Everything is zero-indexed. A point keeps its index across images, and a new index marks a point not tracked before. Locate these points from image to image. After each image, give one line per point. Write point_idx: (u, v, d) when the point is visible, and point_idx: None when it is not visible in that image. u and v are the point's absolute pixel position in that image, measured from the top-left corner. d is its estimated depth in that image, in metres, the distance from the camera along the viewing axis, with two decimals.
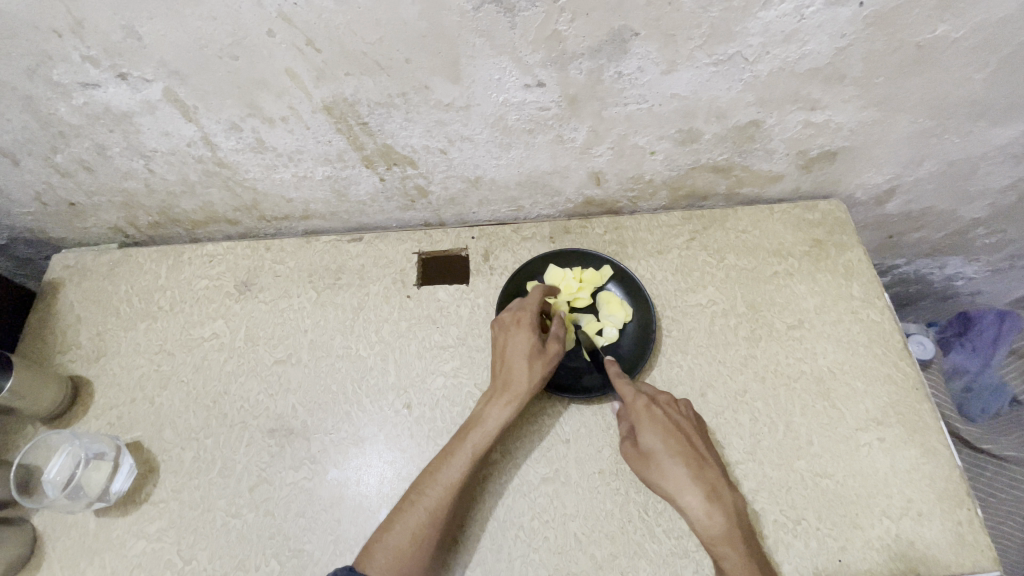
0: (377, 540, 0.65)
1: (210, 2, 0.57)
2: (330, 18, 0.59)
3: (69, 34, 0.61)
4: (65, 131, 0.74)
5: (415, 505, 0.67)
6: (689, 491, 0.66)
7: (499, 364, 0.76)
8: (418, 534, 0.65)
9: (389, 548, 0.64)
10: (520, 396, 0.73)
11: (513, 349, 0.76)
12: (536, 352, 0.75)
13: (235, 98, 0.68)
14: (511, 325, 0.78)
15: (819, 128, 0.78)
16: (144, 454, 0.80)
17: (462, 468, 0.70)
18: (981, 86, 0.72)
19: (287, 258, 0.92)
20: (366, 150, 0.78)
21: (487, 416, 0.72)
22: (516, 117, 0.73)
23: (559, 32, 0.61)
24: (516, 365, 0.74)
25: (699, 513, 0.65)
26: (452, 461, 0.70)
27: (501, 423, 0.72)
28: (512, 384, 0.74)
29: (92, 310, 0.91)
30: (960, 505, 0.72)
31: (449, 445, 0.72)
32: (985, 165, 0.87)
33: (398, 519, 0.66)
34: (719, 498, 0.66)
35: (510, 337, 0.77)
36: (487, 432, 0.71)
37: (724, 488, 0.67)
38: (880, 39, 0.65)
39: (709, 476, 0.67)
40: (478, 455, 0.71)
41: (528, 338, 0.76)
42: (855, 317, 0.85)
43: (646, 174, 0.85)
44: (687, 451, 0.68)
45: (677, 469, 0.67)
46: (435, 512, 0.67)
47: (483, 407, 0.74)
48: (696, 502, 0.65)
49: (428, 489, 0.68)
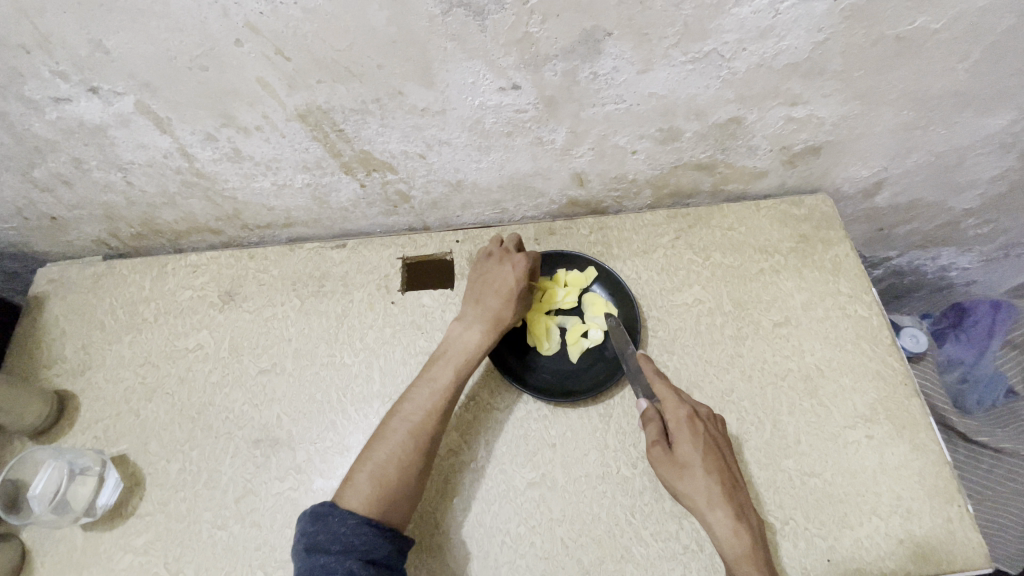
0: (360, 469, 0.67)
1: (176, 14, 0.57)
2: (298, 27, 0.59)
3: (37, 49, 0.60)
4: (41, 146, 0.73)
5: (398, 430, 0.70)
6: (720, 508, 0.66)
7: (483, 293, 0.79)
8: (405, 459, 0.68)
9: (373, 476, 0.66)
10: (502, 326, 0.77)
11: (499, 281, 0.79)
12: (522, 289, 0.80)
13: (208, 108, 0.68)
14: (501, 260, 0.82)
15: (801, 123, 0.77)
16: (131, 467, 0.79)
17: (444, 392, 0.73)
18: (963, 76, 0.71)
19: (270, 267, 0.92)
20: (344, 157, 0.77)
21: (470, 340, 0.76)
22: (493, 120, 0.72)
23: (531, 34, 0.61)
24: (500, 296, 0.79)
25: (725, 529, 0.65)
26: (436, 385, 0.73)
27: (482, 348, 0.76)
28: (494, 312, 0.78)
29: (77, 324, 0.91)
30: (951, 501, 0.72)
31: (433, 368, 0.75)
32: (972, 156, 0.86)
33: (384, 446, 0.69)
34: (744, 516, 0.67)
35: (499, 271, 0.80)
36: (469, 356, 0.75)
37: (747, 506, 0.68)
38: (858, 32, 0.64)
39: (736, 494, 0.68)
40: (459, 378, 0.74)
41: (517, 274, 0.80)
42: (843, 313, 0.84)
43: (629, 174, 0.85)
44: (722, 470, 0.68)
45: (709, 484, 0.67)
46: (418, 434, 0.70)
47: (465, 332, 0.77)
48: (723, 517, 0.66)
49: (412, 413, 0.71)
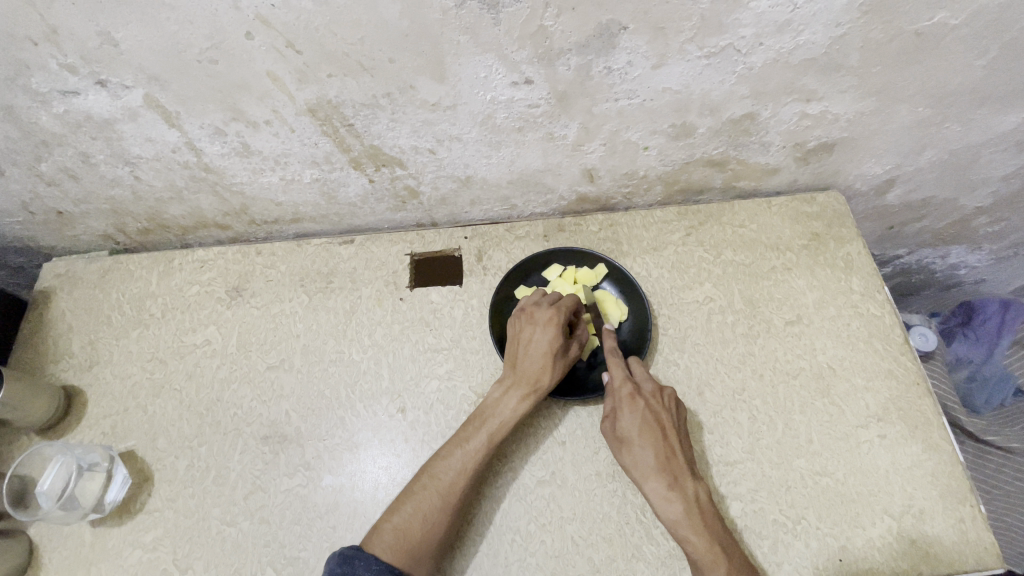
0: (386, 519, 0.66)
1: (186, 6, 0.56)
2: (310, 19, 0.58)
3: (45, 41, 0.59)
4: (48, 140, 0.73)
5: (427, 487, 0.68)
6: (654, 478, 0.67)
7: (520, 354, 0.75)
8: (429, 517, 0.66)
9: (397, 528, 0.65)
10: (538, 393, 0.73)
11: (537, 344, 0.75)
12: (560, 353, 0.75)
13: (217, 102, 0.67)
14: (539, 319, 0.76)
15: (815, 119, 0.76)
16: (138, 464, 0.79)
17: (476, 456, 0.70)
18: (982, 72, 0.70)
19: (278, 263, 0.91)
20: (353, 152, 0.77)
21: (505, 405, 0.73)
22: (505, 115, 0.71)
23: (545, 28, 0.60)
24: (537, 360, 0.74)
25: (659, 498, 0.66)
26: (468, 447, 0.70)
27: (517, 417, 0.72)
28: (532, 377, 0.74)
29: (84, 319, 0.90)
30: (964, 502, 0.71)
31: (465, 429, 0.72)
32: (987, 153, 0.85)
33: (410, 500, 0.67)
34: (681, 486, 0.66)
35: (535, 332, 0.76)
36: (503, 422, 0.72)
37: (689, 476, 0.67)
38: (877, 27, 0.63)
39: (674, 465, 0.67)
40: (492, 444, 0.71)
41: (554, 338, 0.75)
42: (855, 312, 0.83)
43: (640, 170, 0.84)
44: (659, 441, 0.68)
45: (644, 456, 0.68)
46: (447, 495, 0.68)
47: (500, 396, 0.74)
48: (658, 487, 0.66)
49: (441, 473, 0.69)
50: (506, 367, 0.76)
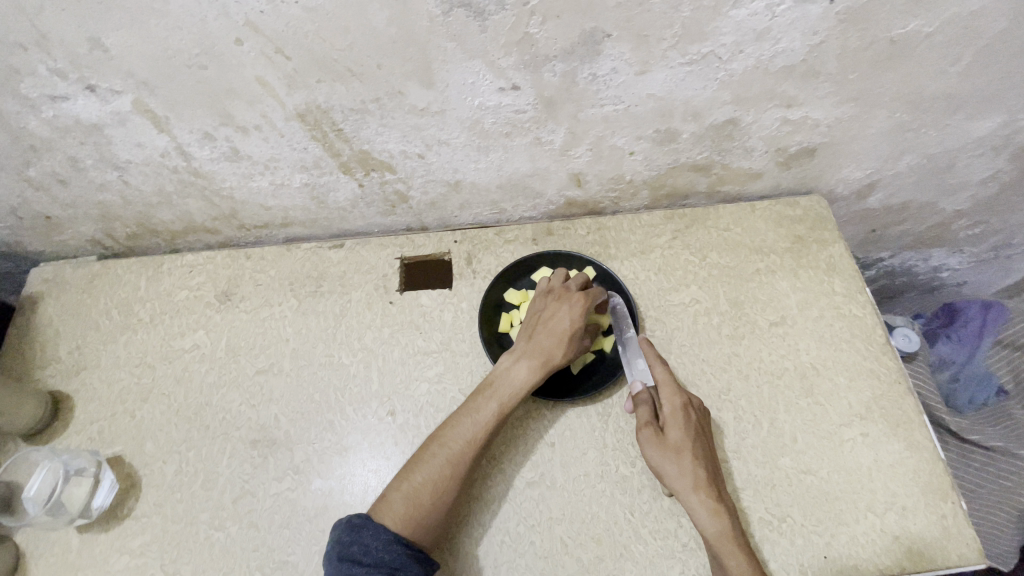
0: (397, 485, 0.68)
1: (175, 12, 0.57)
2: (299, 26, 0.59)
3: (35, 47, 0.60)
4: (36, 145, 0.73)
5: (438, 455, 0.69)
6: (704, 489, 0.68)
7: (536, 327, 0.77)
8: (439, 485, 0.67)
9: (407, 497, 0.66)
10: (552, 366, 0.74)
11: (558, 320, 0.77)
12: (579, 330, 0.76)
13: (207, 107, 0.68)
14: (562, 299, 0.78)
15: (796, 125, 0.78)
16: (125, 469, 0.79)
17: (487, 426, 0.71)
18: (955, 80, 0.72)
19: (267, 267, 0.91)
20: (343, 157, 0.77)
21: (516, 375, 0.74)
22: (493, 120, 0.72)
23: (531, 35, 0.61)
24: (551, 333, 0.76)
25: (708, 510, 0.67)
26: (481, 417, 0.72)
27: (529, 388, 0.73)
28: (544, 349, 0.75)
29: (71, 324, 0.90)
30: (945, 498, 0.72)
31: (480, 398, 0.73)
32: (963, 158, 0.87)
33: (422, 468, 0.68)
34: (725, 502, 0.68)
35: (557, 309, 0.77)
36: (516, 393, 0.73)
37: (727, 494, 0.70)
38: (853, 36, 0.65)
39: (718, 482, 0.69)
40: (503, 415, 0.72)
41: (571, 312, 0.76)
42: (837, 313, 0.85)
43: (627, 174, 0.85)
44: (709, 457, 0.70)
45: (696, 468, 0.68)
46: (455, 464, 0.69)
47: (516, 367, 0.75)
48: (706, 499, 0.67)
49: (453, 442, 0.70)
50: (522, 338, 0.78)
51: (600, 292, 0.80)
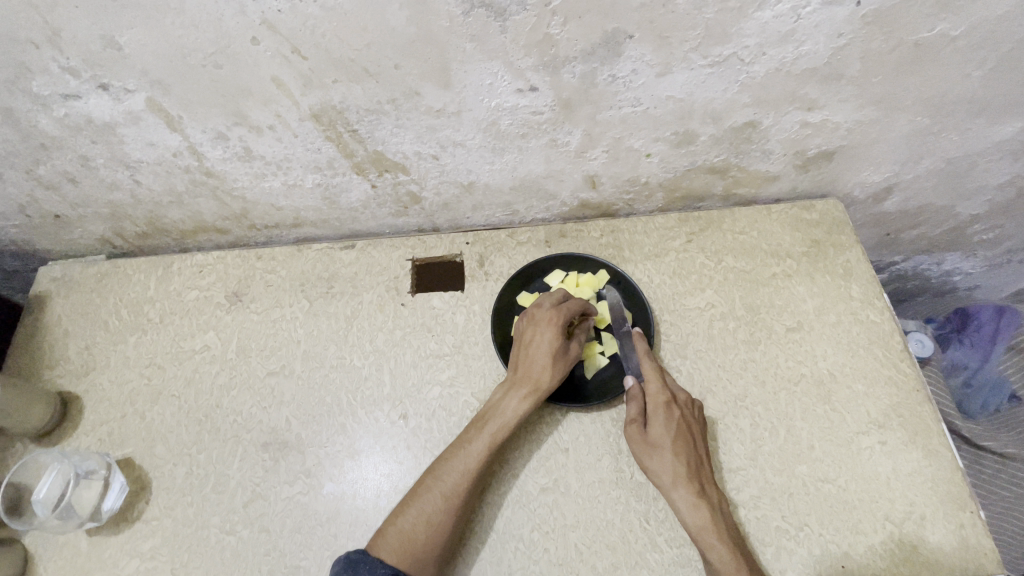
0: (391, 523, 0.66)
1: (191, 10, 0.56)
2: (317, 26, 0.58)
3: (48, 45, 0.59)
4: (47, 144, 0.72)
5: (431, 490, 0.68)
6: (684, 484, 0.68)
7: (521, 356, 0.76)
8: (433, 519, 0.66)
9: (402, 533, 0.65)
10: (539, 393, 0.73)
11: (538, 346, 0.75)
12: (560, 354, 0.75)
13: (221, 107, 0.67)
14: (539, 323, 0.77)
15: (816, 128, 0.77)
16: (136, 471, 0.78)
17: (478, 457, 0.70)
18: (980, 83, 0.71)
19: (278, 267, 0.91)
20: (356, 158, 0.76)
21: (505, 406, 0.73)
22: (509, 122, 0.71)
23: (552, 36, 0.60)
24: (538, 360, 0.75)
25: (688, 504, 0.67)
26: (470, 448, 0.70)
27: (520, 416, 0.72)
28: (533, 377, 0.74)
29: (80, 324, 0.89)
30: (964, 508, 0.71)
31: (467, 432, 0.72)
32: (983, 162, 0.86)
33: (414, 504, 0.67)
34: (708, 494, 0.68)
35: (535, 335, 0.76)
36: (505, 422, 0.72)
37: (712, 486, 0.69)
38: (878, 38, 0.64)
39: (701, 475, 0.69)
40: (494, 444, 0.71)
41: (554, 338, 0.75)
42: (854, 318, 0.84)
43: (642, 177, 0.84)
44: (691, 451, 0.70)
45: (675, 463, 0.69)
46: (450, 496, 0.67)
47: (502, 398, 0.74)
48: (686, 493, 0.67)
49: (444, 475, 0.69)
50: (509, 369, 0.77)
51: (578, 310, 0.78)
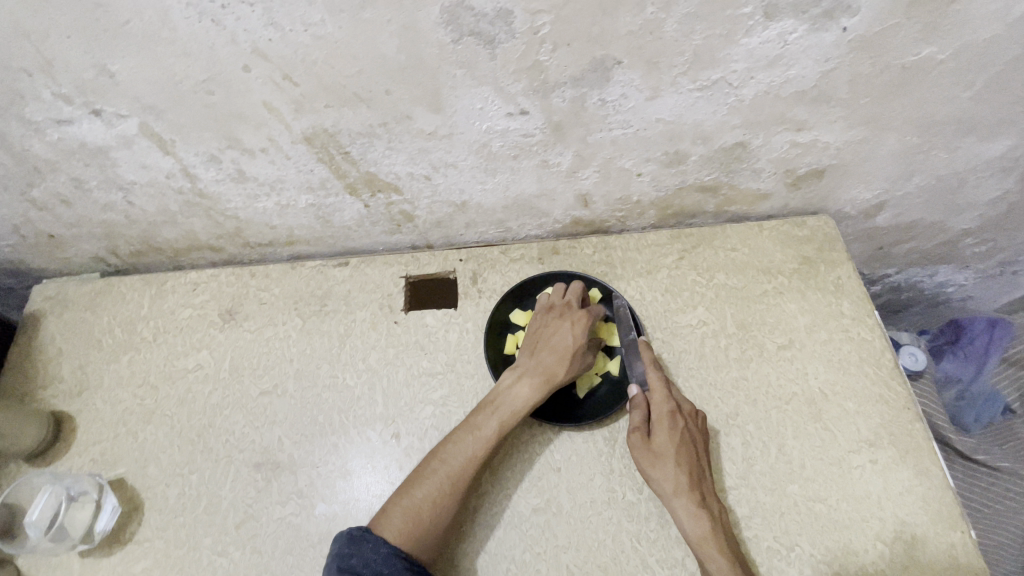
0: (397, 501, 0.68)
1: (183, 39, 0.56)
2: (307, 53, 0.58)
3: (40, 73, 0.59)
4: (40, 167, 0.72)
5: (439, 471, 0.70)
6: (684, 495, 0.68)
7: (535, 347, 0.78)
8: (437, 500, 0.68)
9: (406, 510, 0.67)
10: (552, 384, 0.75)
11: (558, 338, 0.78)
12: (579, 348, 0.78)
13: (213, 131, 0.67)
14: (561, 315, 0.80)
15: (805, 148, 0.77)
16: (128, 492, 0.78)
17: (487, 442, 0.72)
18: (967, 104, 0.72)
19: (271, 285, 0.91)
20: (349, 178, 0.77)
21: (518, 393, 0.75)
22: (500, 144, 0.72)
23: (541, 62, 0.61)
24: (552, 353, 0.77)
25: (689, 514, 0.67)
26: (481, 433, 0.72)
27: (530, 404, 0.74)
28: (546, 368, 0.76)
29: (74, 342, 0.89)
30: (955, 527, 0.71)
31: (481, 414, 0.74)
32: (972, 179, 0.87)
33: (421, 484, 0.69)
34: (708, 505, 0.68)
35: (557, 326, 0.79)
36: (516, 409, 0.74)
37: (712, 496, 0.70)
38: (865, 62, 0.64)
39: (703, 486, 0.70)
40: (503, 431, 0.73)
41: (575, 332, 0.78)
42: (846, 336, 0.84)
43: (634, 195, 0.85)
44: (693, 462, 0.70)
45: (678, 473, 0.69)
46: (456, 480, 0.69)
47: (516, 384, 0.76)
48: (687, 504, 0.68)
49: (453, 458, 0.70)
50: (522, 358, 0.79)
51: (598, 310, 0.81)
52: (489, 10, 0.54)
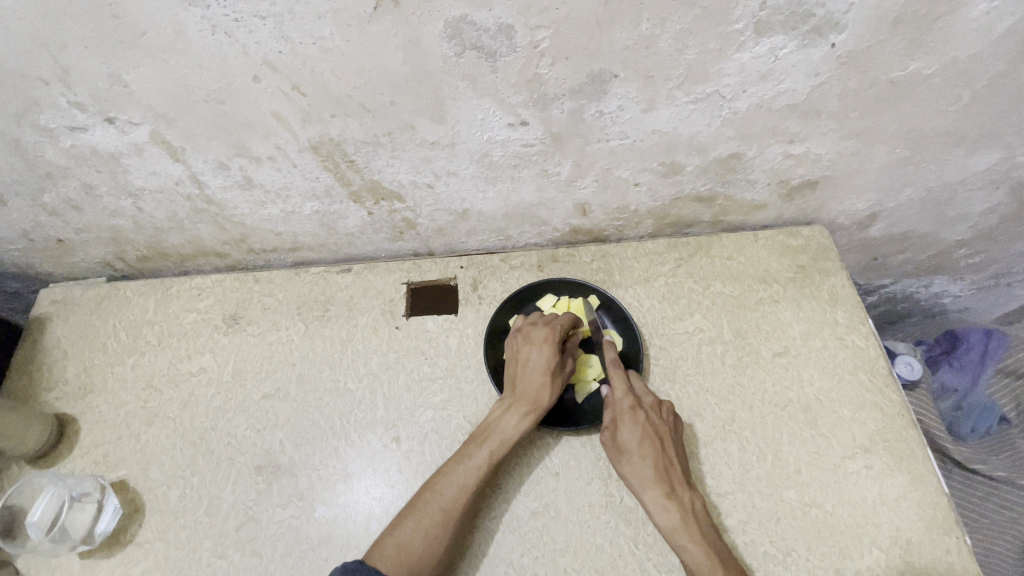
0: (389, 533, 0.67)
1: (196, 51, 0.58)
2: (315, 65, 0.60)
3: (56, 81, 0.61)
4: (52, 172, 0.74)
5: (429, 503, 0.69)
6: (651, 486, 0.69)
7: (517, 374, 0.77)
8: (430, 531, 0.67)
9: (399, 543, 0.66)
10: (539, 410, 0.74)
11: (533, 364, 0.77)
12: (557, 371, 0.77)
13: (222, 139, 0.69)
14: (531, 341, 0.78)
15: (798, 159, 0.79)
16: (129, 494, 0.79)
17: (477, 472, 0.71)
18: (955, 118, 0.74)
19: (275, 290, 0.93)
20: (354, 186, 0.79)
21: (505, 423, 0.74)
22: (501, 153, 0.74)
23: (541, 75, 0.63)
24: (534, 378, 0.76)
25: (657, 506, 0.68)
26: (470, 464, 0.71)
27: (518, 433, 0.73)
28: (531, 395, 0.75)
29: (79, 346, 0.91)
30: (950, 533, 0.72)
31: (467, 447, 0.73)
32: (963, 191, 0.89)
33: (412, 516, 0.68)
34: (678, 495, 0.69)
35: (530, 351, 0.78)
36: (505, 439, 0.73)
37: (684, 486, 0.70)
38: (854, 77, 0.66)
39: (671, 475, 0.70)
40: (493, 460, 0.72)
41: (550, 356, 0.77)
42: (840, 343, 0.85)
43: (631, 205, 0.87)
44: (659, 453, 0.71)
45: (644, 467, 0.70)
46: (448, 510, 0.68)
47: (500, 414, 0.75)
48: (655, 495, 0.69)
49: (443, 489, 0.70)
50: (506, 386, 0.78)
51: (569, 326, 0.80)
52: (491, 25, 0.57)
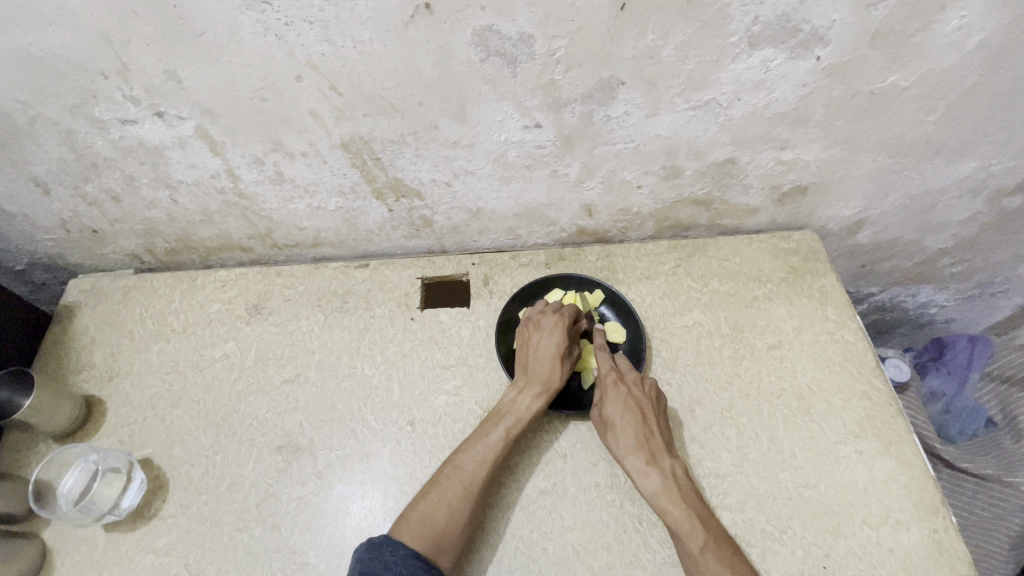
0: (413, 507, 0.71)
1: (247, 52, 0.65)
2: (353, 67, 0.67)
3: (115, 76, 0.67)
4: (98, 163, 0.80)
5: (451, 477, 0.73)
6: (633, 455, 0.74)
7: (529, 359, 0.82)
8: (452, 504, 0.71)
9: (423, 516, 0.70)
10: (551, 391, 0.79)
11: (544, 348, 0.82)
12: (566, 354, 0.82)
13: (260, 134, 0.75)
14: (541, 327, 0.84)
15: (789, 165, 0.86)
16: (154, 470, 0.82)
17: (496, 449, 0.75)
18: (931, 128, 0.81)
19: (296, 283, 0.97)
20: (377, 183, 0.85)
21: (520, 403, 0.78)
22: (516, 154, 0.80)
23: (555, 81, 0.69)
24: (546, 361, 0.81)
25: (639, 473, 0.72)
26: (489, 441, 0.76)
27: (533, 412, 0.78)
28: (543, 377, 0.80)
29: (107, 332, 0.95)
30: (937, 513, 0.76)
31: (484, 426, 0.78)
32: (943, 199, 0.95)
33: (434, 490, 0.72)
34: (658, 462, 0.73)
35: (541, 337, 0.83)
36: (521, 418, 0.77)
37: (664, 453, 0.74)
38: (838, 88, 0.74)
39: (652, 444, 0.74)
40: (510, 437, 0.76)
41: (561, 341, 0.82)
42: (831, 338, 0.91)
43: (634, 207, 0.93)
44: (639, 424, 0.75)
45: (626, 437, 0.75)
46: (469, 484, 0.73)
47: (515, 395, 0.80)
48: (636, 463, 0.73)
49: (464, 464, 0.74)
50: (518, 371, 0.83)
51: (575, 314, 0.86)
52: (513, 34, 0.64)
